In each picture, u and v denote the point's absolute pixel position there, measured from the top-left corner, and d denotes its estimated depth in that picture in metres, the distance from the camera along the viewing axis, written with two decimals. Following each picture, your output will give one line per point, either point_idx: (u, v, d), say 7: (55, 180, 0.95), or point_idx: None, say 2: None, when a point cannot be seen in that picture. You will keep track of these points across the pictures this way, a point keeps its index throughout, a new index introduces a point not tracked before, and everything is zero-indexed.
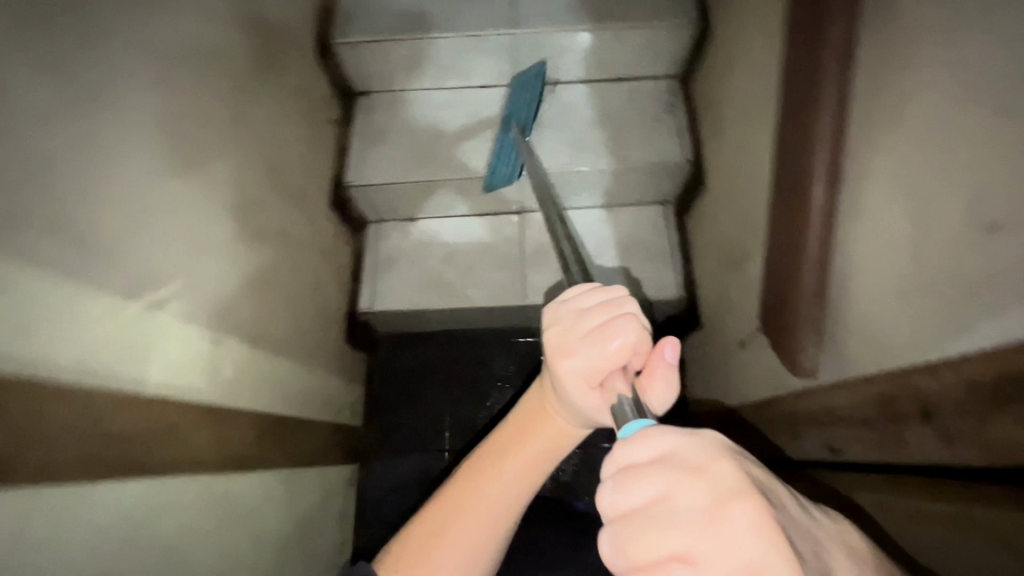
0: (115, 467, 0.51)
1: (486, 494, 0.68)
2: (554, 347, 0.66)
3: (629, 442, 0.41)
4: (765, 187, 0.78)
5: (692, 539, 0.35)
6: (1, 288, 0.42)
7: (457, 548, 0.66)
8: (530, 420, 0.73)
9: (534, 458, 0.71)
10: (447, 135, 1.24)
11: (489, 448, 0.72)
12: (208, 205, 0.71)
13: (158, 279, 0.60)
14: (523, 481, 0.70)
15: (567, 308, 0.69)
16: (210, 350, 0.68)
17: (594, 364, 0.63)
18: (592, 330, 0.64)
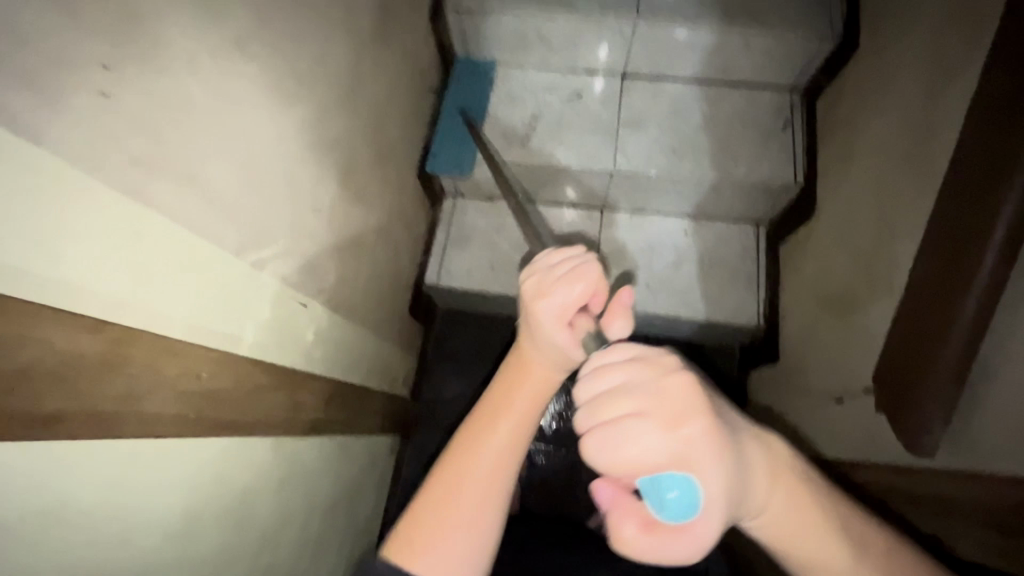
0: (207, 427, 0.51)
1: (482, 468, 0.62)
2: (529, 295, 0.61)
3: (602, 350, 0.50)
4: (905, 235, 0.71)
5: (643, 400, 0.44)
6: (137, 239, 0.41)
7: (463, 524, 0.60)
8: (511, 382, 0.65)
9: (525, 412, 0.64)
10: (544, 118, 1.19)
11: (476, 414, 0.65)
12: (318, 166, 0.69)
13: (265, 238, 0.59)
14: (518, 444, 0.64)
15: (536, 260, 0.64)
16: (298, 313, 0.68)
17: (565, 304, 0.59)
18: (563, 275, 0.60)
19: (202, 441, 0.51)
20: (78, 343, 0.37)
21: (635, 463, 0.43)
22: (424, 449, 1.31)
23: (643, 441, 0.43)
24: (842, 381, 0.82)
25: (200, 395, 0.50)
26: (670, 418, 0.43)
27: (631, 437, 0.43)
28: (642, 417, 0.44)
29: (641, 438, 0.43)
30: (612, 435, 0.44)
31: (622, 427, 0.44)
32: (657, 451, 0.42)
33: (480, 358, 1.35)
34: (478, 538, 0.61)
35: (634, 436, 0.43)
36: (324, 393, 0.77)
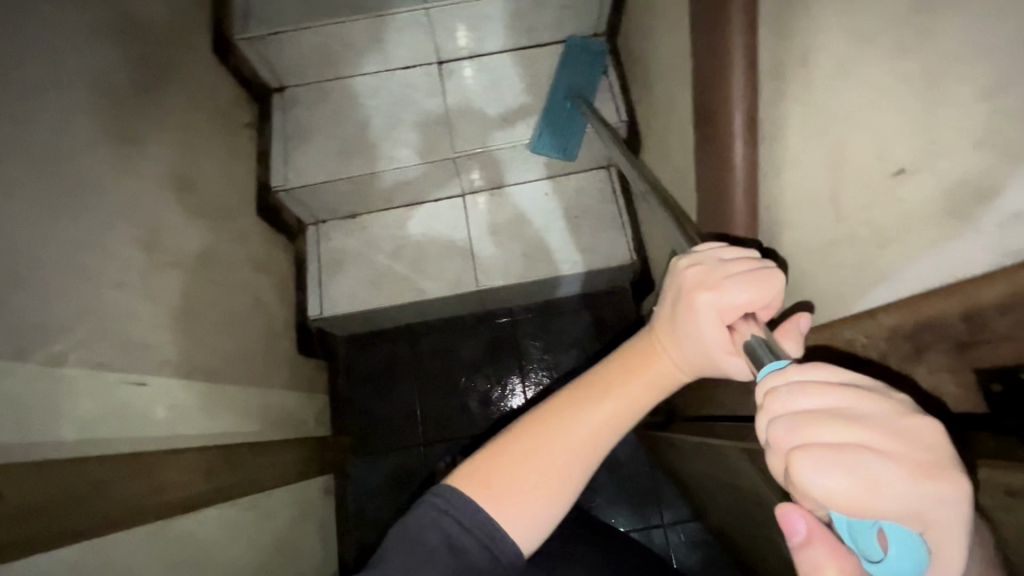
0: (36, 543, 0.48)
1: (577, 435, 0.54)
2: (691, 284, 0.51)
3: (802, 363, 0.35)
4: (693, 145, 0.77)
5: (900, 441, 0.30)
6: None
7: (539, 486, 0.53)
8: (632, 358, 0.57)
9: (634, 400, 0.56)
10: (375, 123, 1.18)
11: (586, 381, 0.57)
12: (111, 240, 0.66)
13: (55, 331, 0.55)
14: (618, 426, 0.55)
15: (702, 251, 0.54)
16: (135, 392, 0.65)
17: (731, 306, 0.48)
18: (739, 274, 0.49)
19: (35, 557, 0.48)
20: None
21: (846, 504, 0.29)
22: (365, 479, 1.29)
23: (880, 484, 0.28)
24: None
25: (15, 513, 0.46)
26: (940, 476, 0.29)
27: (854, 471, 0.29)
28: (890, 457, 0.29)
29: (875, 478, 0.29)
30: (827, 458, 0.30)
31: (846, 452, 0.30)
32: (890, 501, 0.28)
33: (394, 372, 1.35)
34: (544, 505, 0.54)
35: (864, 474, 0.29)
36: (203, 462, 0.73)
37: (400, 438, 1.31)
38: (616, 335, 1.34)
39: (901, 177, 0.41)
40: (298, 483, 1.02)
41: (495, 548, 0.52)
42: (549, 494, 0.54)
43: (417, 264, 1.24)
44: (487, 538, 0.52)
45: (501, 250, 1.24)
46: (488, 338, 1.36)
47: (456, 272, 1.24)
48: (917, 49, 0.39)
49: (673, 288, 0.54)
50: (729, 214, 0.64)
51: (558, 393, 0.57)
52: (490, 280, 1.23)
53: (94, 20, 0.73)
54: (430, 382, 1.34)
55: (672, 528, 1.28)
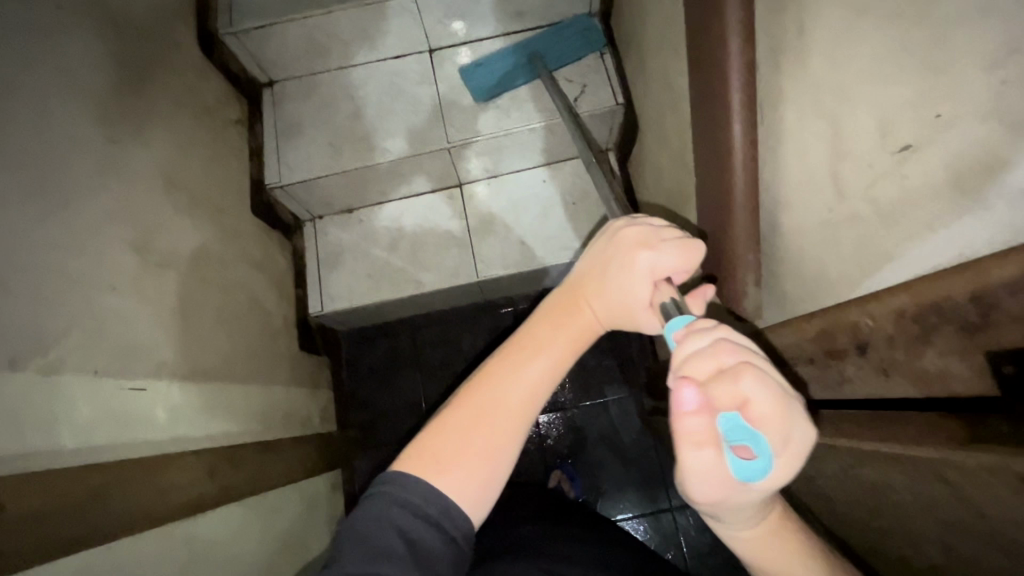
0: (41, 553, 0.47)
1: (516, 395, 0.52)
2: (630, 243, 0.56)
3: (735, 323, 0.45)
4: (690, 126, 0.75)
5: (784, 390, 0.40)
6: None
7: (485, 451, 0.50)
8: (558, 313, 0.57)
9: (568, 350, 0.55)
10: (366, 114, 1.16)
11: (515, 341, 0.56)
12: (101, 245, 0.65)
13: (48, 340, 0.55)
14: (553, 378, 0.54)
15: (635, 218, 0.59)
16: (133, 398, 0.64)
17: (662, 266, 0.54)
18: (671, 239, 0.55)
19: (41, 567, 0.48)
20: None
21: (748, 400, 0.37)
22: (372, 472, 1.29)
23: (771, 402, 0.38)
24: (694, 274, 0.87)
25: (17, 525, 0.46)
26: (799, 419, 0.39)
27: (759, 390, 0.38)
28: (788, 396, 0.39)
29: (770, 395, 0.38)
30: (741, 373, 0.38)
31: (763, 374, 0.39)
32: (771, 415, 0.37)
33: (397, 366, 1.35)
34: (495, 472, 0.51)
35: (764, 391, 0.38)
36: (205, 464, 0.72)
37: (406, 431, 1.31)
38: None
39: (906, 155, 0.39)
40: (304, 480, 1.02)
41: (450, 522, 0.48)
42: (497, 457, 0.51)
43: (416, 256, 1.23)
44: (442, 516, 0.48)
45: (499, 239, 1.23)
46: (489, 328, 1.36)
47: (454, 263, 1.22)
48: (919, 19, 0.36)
49: (606, 248, 0.57)
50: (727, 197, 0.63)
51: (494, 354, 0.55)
52: (490, 270, 1.22)
53: (73, 19, 0.71)
54: (433, 374, 1.34)
55: (681, 512, 1.28)
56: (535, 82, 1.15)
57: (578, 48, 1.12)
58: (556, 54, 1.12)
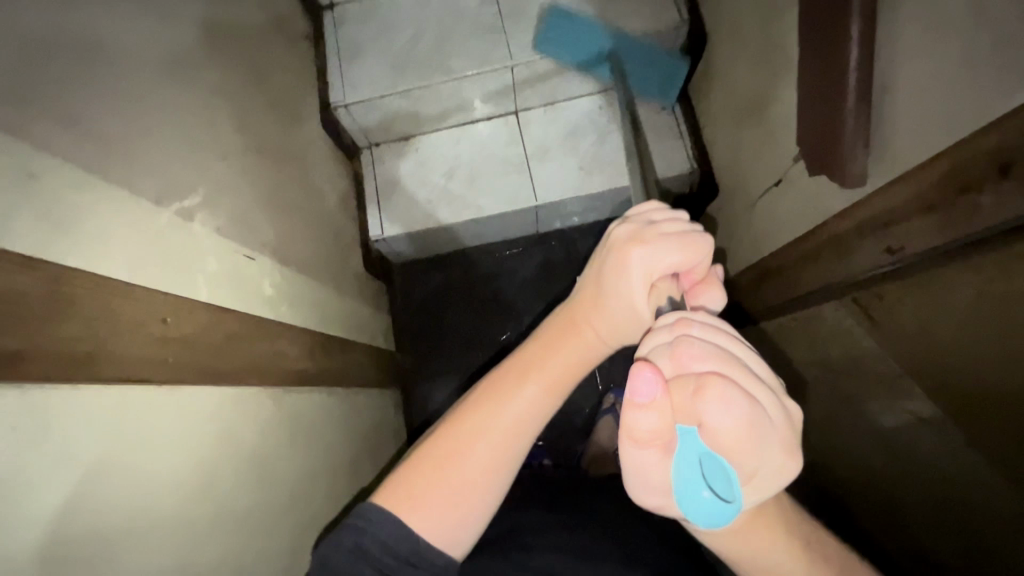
0: (194, 377, 0.49)
1: (501, 423, 0.52)
2: (622, 245, 0.53)
3: (692, 344, 0.42)
4: (789, 9, 0.74)
5: (790, 439, 0.41)
6: (44, 193, 0.39)
7: (464, 485, 0.51)
8: (553, 336, 0.55)
9: (558, 375, 0.54)
10: (426, 36, 1.16)
11: (508, 365, 0.55)
12: (210, 116, 0.65)
13: (180, 188, 0.55)
14: (539, 411, 0.54)
15: (633, 215, 0.57)
16: (247, 266, 0.65)
17: (660, 263, 0.51)
18: (673, 234, 0.52)
19: (186, 389, 0.49)
20: (15, 278, 0.34)
21: (720, 440, 0.39)
22: (428, 400, 1.32)
23: (757, 434, 0.39)
24: (772, 176, 0.87)
25: (173, 343, 0.47)
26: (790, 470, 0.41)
27: (745, 411, 0.39)
28: (752, 428, 0.39)
29: (757, 428, 0.39)
30: (734, 384, 0.40)
31: (727, 409, 0.39)
32: (747, 467, 0.40)
33: (449, 298, 1.36)
34: (472, 502, 0.51)
35: (754, 416, 0.39)
36: (304, 345, 0.74)
37: (460, 361, 1.33)
38: None
39: None
40: (377, 390, 1.04)
41: (421, 559, 0.49)
42: (478, 489, 0.51)
43: (473, 182, 1.23)
44: (412, 556, 0.49)
45: (556, 165, 1.23)
46: (542, 260, 1.37)
47: (514, 189, 1.23)
48: None
49: (605, 256, 0.55)
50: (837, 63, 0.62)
51: (486, 377, 0.56)
52: (549, 196, 1.22)
53: None
54: (483, 307, 1.36)
55: None
56: (603, 74, 1.18)
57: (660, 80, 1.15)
58: (637, 61, 1.12)
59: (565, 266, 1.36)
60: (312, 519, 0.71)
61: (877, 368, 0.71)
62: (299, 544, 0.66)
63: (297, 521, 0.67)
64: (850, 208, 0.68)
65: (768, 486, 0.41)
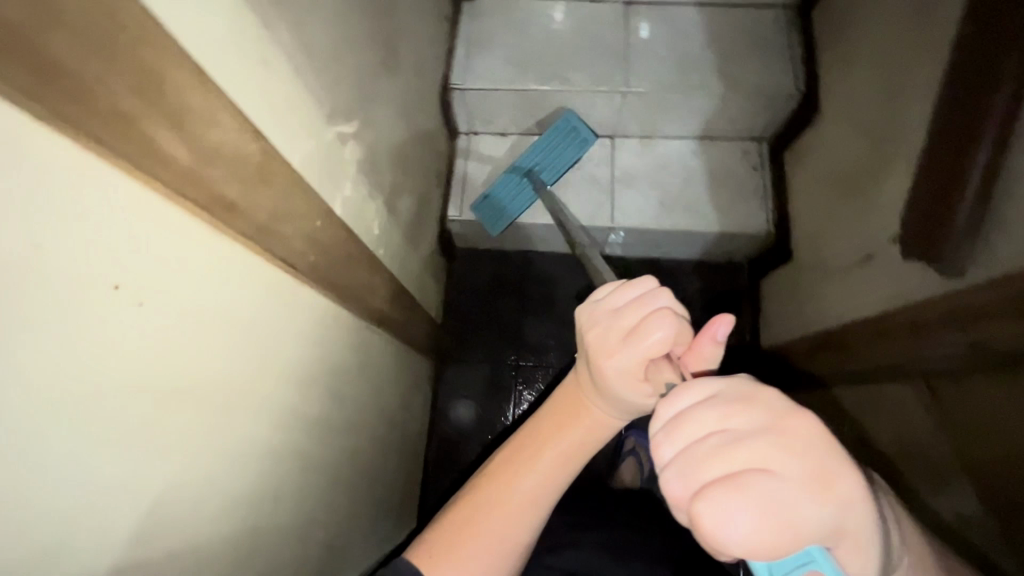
0: (317, 280, 0.53)
1: (524, 488, 0.65)
2: (596, 347, 0.65)
3: (668, 474, 0.40)
4: (919, 102, 0.77)
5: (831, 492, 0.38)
6: (267, 79, 0.43)
7: (495, 537, 0.64)
8: (566, 413, 0.69)
9: (569, 449, 0.67)
10: (552, 45, 1.21)
11: (522, 440, 0.69)
12: (373, 63, 0.71)
13: (343, 115, 0.60)
14: (558, 473, 0.67)
15: (597, 311, 0.67)
16: (366, 203, 0.70)
17: (632, 363, 0.62)
18: (631, 332, 0.62)
19: (308, 288, 0.53)
20: (245, 143, 0.38)
21: (769, 549, 0.36)
22: (455, 384, 1.35)
23: (804, 525, 0.36)
24: (856, 254, 0.89)
25: (314, 244, 0.51)
26: (854, 512, 0.38)
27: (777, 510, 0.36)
28: (774, 506, 0.36)
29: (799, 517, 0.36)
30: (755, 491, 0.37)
31: (739, 521, 0.35)
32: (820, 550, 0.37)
33: (500, 293, 1.39)
34: (502, 555, 0.64)
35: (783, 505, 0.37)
36: (389, 290, 0.78)
37: (495, 355, 1.36)
38: (727, 304, 1.34)
39: None
40: (421, 357, 1.07)
41: None
42: (506, 538, 0.64)
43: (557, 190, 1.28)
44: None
45: (639, 194, 1.26)
46: None
47: (593, 206, 1.26)
48: None
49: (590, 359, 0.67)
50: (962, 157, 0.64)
51: (507, 445, 0.69)
52: (624, 222, 1.25)
53: None
54: (531, 310, 1.38)
55: None
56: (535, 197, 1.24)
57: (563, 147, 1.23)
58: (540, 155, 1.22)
59: None
60: (351, 451, 0.74)
61: (935, 463, 0.71)
62: (336, 469, 0.70)
63: (340, 449, 0.70)
64: (932, 299, 0.69)
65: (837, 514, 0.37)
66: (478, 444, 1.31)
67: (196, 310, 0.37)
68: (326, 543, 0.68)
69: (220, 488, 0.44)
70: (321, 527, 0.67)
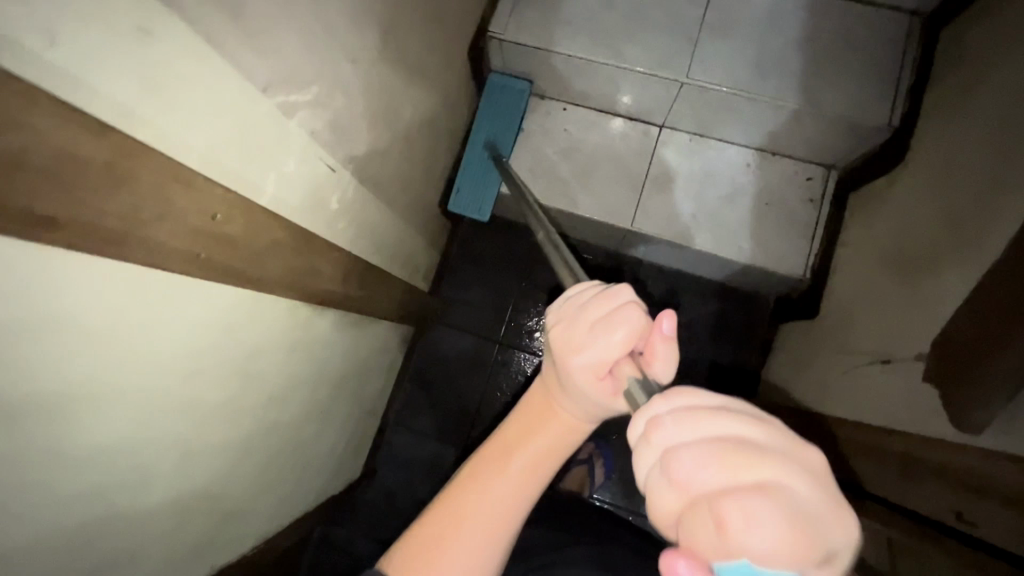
0: (218, 274, 0.48)
1: (491, 504, 0.55)
2: (561, 344, 0.53)
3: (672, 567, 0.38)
4: (1011, 196, 0.61)
5: (750, 462, 0.33)
6: (147, 54, 0.36)
7: (462, 562, 0.53)
8: (532, 420, 0.58)
9: (539, 456, 0.57)
10: (615, 5, 1.03)
11: (491, 449, 0.58)
12: (359, 13, 0.61)
13: (291, 82, 0.52)
14: (530, 483, 0.56)
15: (565, 304, 0.56)
16: (325, 176, 0.63)
17: (600, 358, 0.50)
18: (597, 322, 0.51)
19: (201, 283, 0.48)
20: (80, 143, 0.32)
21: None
22: (436, 346, 1.32)
23: (723, 501, 0.31)
24: (882, 347, 0.76)
25: (213, 237, 0.46)
26: (738, 491, 0.32)
27: (684, 487, 0.34)
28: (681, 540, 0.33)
29: (709, 495, 0.33)
30: (662, 479, 0.35)
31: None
32: (766, 549, 0.30)
33: (502, 266, 1.32)
34: None
35: (693, 485, 0.33)
36: (344, 267, 0.73)
37: (481, 327, 1.31)
38: (735, 338, 1.22)
39: None
40: (390, 323, 1.04)
41: None
42: (477, 562, 0.54)
43: (583, 174, 1.15)
44: None
45: (672, 199, 1.12)
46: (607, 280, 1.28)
47: (618, 202, 1.13)
48: None
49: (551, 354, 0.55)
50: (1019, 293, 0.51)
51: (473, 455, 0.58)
52: (646, 226, 1.12)
53: None
54: (528, 291, 1.30)
55: None
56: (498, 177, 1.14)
57: (507, 115, 1.14)
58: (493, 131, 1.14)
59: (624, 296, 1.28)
60: (275, 424, 0.73)
61: None
62: (250, 445, 0.68)
63: (260, 423, 0.68)
64: (948, 443, 0.58)
65: (710, 494, 0.33)
66: (444, 412, 1.29)
67: (3, 327, 0.33)
68: (227, 511, 0.68)
69: (60, 492, 0.42)
70: (221, 499, 0.66)
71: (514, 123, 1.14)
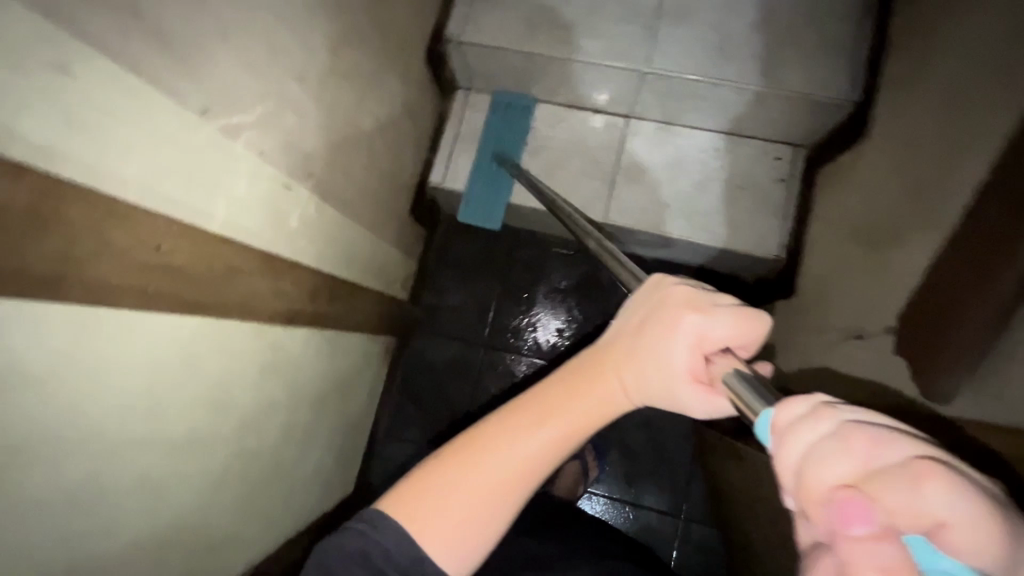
0: (171, 304, 0.47)
1: (517, 455, 0.49)
2: (677, 304, 0.48)
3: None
4: (967, 164, 0.61)
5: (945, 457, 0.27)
6: (69, 90, 0.35)
7: (475, 501, 0.49)
8: (580, 380, 0.51)
9: (579, 420, 0.50)
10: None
11: (530, 398, 0.51)
12: (303, 28, 0.60)
13: (234, 104, 0.51)
14: (562, 447, 0.50)
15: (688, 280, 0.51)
16: (281, 196, 0.62)
17: (713, 336, 0.46)
18: (727, 305, 0.47)
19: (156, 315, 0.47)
20: (1, 187, 0.31)
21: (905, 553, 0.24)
22: (420, 354, 1.31)
23: (923, 469, 0.25)
24: (856, 322, 0.76)
25: (160, 267, 0.45)
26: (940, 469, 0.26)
27: (866, 459, 0.27)
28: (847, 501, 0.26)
29: (907, 466, 0.26)
30: (835, 445, 0.28)
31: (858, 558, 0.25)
32: (972, 525, 0.24)
33: (482, 268, 1.31)
34: (483, 522, 0.49)
35: (878, 459, 0.27)
36: (309, 284, 0.72)
37: (465, 331, 1.31)
38: None
39: None
40: (369, 335, 1.03)
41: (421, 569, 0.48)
42: (491, 506, 0.49)
43: (553, 170, 1.14)
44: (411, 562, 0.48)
45: (644, 189, 1.12)
46: (585, 273, 1.28)
47: (591, 196, 1.13)
48: None
49: (655, 313, 0.50)
50: (976, 262, 0.51)
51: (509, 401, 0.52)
52: (620, 217, 1.12)
53: None
54: (509, 291, 1.30)
55: (685, 525, 1.21)
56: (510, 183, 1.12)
57: (517, 121, 1.14)
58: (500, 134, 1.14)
59: (604, 288, 1.27)
60: (252, 449, 0.72)
61: None
62: (227, 473, 0.67)
63: (235, 450, 0.67)
64: (920, 414, 0.58)
65: (900, 464, 0.26)
66: (435, 419, 1.29)
67: None
68: (211, 542, 0.67)
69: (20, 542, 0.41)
70: (202, 530, 0.65)
71: (524, 129, 1.14)
